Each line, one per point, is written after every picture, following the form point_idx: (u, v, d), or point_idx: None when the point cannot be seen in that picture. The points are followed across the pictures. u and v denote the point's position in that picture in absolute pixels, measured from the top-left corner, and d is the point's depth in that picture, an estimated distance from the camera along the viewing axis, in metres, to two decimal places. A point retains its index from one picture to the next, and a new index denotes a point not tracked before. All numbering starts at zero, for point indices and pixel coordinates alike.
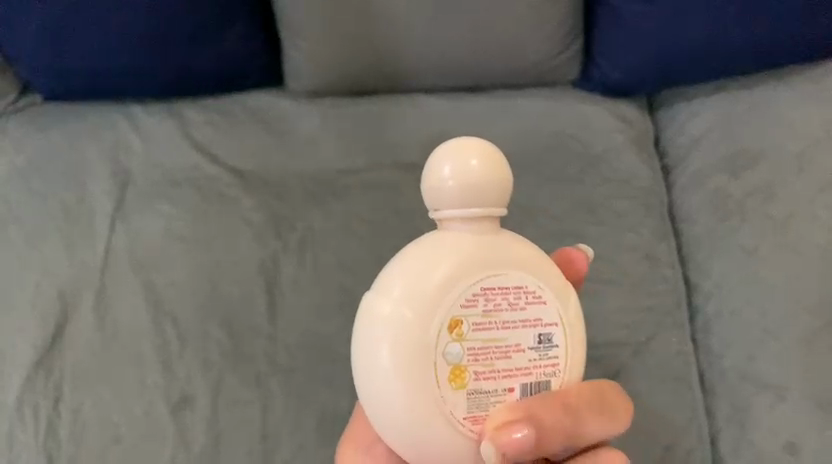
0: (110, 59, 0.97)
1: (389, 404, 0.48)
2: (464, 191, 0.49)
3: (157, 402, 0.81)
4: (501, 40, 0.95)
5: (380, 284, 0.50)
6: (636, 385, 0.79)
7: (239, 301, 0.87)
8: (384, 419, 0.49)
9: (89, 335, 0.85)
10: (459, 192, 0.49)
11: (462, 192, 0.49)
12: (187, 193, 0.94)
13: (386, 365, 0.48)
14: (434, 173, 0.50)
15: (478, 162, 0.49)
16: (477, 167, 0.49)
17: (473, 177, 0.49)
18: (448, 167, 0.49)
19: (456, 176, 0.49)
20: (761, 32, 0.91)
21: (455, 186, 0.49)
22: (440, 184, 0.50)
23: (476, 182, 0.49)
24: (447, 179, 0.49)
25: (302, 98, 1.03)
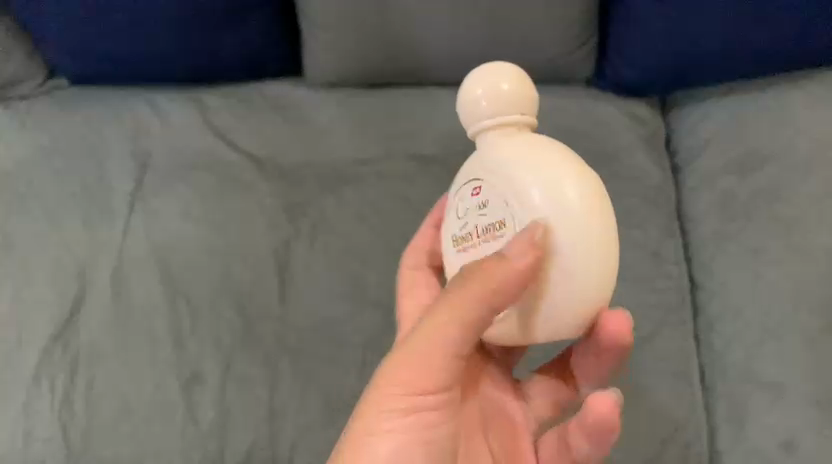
0: (134, 45, 1.00)
1: (585, 255, 0.49)
2: (498, 109, 0.54)
3: (168, 377, 0.83)
4: (521, 31, 0.95)
5: (540, 158, 0.51)
6: (636, 379, 0.81)
7: (251, 284, 0.89)
8: (573, 274, 0.50)
9: (105, 311, 0.87)
10: (492, 108, 0.54)
11: (497, 110, 0.54)
12: (204, 178, 0.97)
13: (585, 218, 0.50)
14: (468, 96, 0.55)
15: (508, 86, 0.55)
16: (508, 89, 0.54)
17: (504, 96, 0.54)
18: (480, 91, 0.55)
19: (489, 98, 0.54)
20: (774, 35, 0.91)
21: (488, 106, 0.54)
22: (475, 104, 0.55)
23: (508, 101, 0.54)
24: (482, 100, 0.55)
25: (319, 88, 1.05)
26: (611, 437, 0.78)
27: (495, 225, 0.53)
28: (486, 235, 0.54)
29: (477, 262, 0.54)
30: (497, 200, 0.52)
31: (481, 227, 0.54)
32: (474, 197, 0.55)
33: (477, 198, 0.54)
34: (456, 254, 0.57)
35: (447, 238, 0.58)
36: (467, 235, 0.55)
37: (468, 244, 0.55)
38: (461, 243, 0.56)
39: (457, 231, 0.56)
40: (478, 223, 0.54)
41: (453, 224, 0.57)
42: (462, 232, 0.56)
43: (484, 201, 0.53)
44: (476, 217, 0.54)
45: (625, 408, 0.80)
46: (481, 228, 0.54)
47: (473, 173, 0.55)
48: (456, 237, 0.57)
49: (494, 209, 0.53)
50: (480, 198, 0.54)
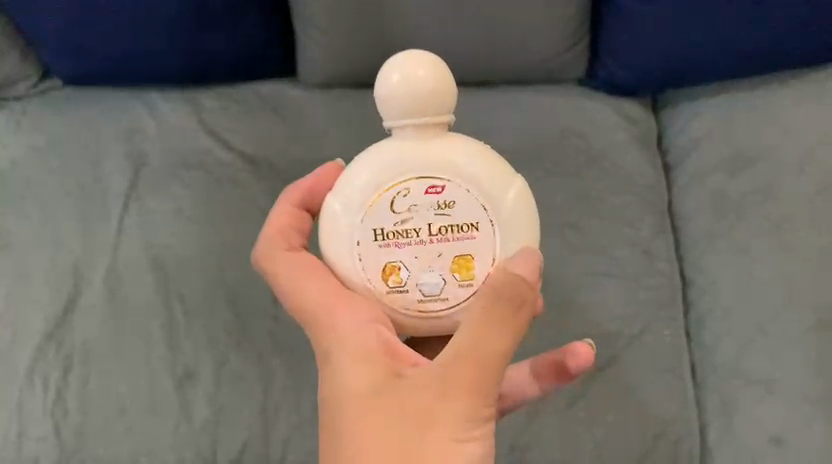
0: (129, 45, 1.00)
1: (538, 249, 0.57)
2: (410, 100, 0.53)
3: (162, 376, 0.84)
4: (521, 31, 0.96)
5: (498, 161, 0.55)
6: (627, 375, 0.81)
7: (245, 283, 0.89)
8: None
9: (98, 309, 0.88)
10: (410, 100, 0.53)
11: (409, 100, 0.53)
12: (199, 177, 0.97)
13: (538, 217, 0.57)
14: (385, 86, 0.53)
15: (425, 74, 0.53)
16: (427, 80, 0.52)
17: (422, 87, 0.52)
18: (396, 76, 0.53)
19: (403, 85, 0.52)
20: (764, 37, 0.92)
21: (402, 93, 0.53)
22: (392, 95, 0.53)
23: (423, 93, 0.52)
24: (399, 91, 0.53)
25: (314, 88, 1.05)
26: (600, 433, 0.79)
27: (464, 227, 0.53)
28: (444, 235, 0.53)
29: (420, 261, 0.53)
30: (468, 202, 0.53)
31: (438, 226, 0.53)
32: (428, 195, 0.53)
33: (434, 196, 0.53)
34: (376, 249, 0.54)
35: (363, 231, 0.54)
36: (404, 231, 0.53)
37: (404, 241, 0.53)
38: (393, 239, 0.53)
39: (386, 226, 0.54)
40: (433, 222, 0.53)
41: (381, 217, 0.53)
42: (398, 228, 0.53)
43: (448, 201, 0.53)
44: (433, 215, 0.53)
45: (617, 404, 0.80)
46: (438, 227, 0.53)
47: (427, 170, 0.53)
48: (382, 232, 0.54)
49: (463, 211, 0.53)
50: (441, 197, 0.53)
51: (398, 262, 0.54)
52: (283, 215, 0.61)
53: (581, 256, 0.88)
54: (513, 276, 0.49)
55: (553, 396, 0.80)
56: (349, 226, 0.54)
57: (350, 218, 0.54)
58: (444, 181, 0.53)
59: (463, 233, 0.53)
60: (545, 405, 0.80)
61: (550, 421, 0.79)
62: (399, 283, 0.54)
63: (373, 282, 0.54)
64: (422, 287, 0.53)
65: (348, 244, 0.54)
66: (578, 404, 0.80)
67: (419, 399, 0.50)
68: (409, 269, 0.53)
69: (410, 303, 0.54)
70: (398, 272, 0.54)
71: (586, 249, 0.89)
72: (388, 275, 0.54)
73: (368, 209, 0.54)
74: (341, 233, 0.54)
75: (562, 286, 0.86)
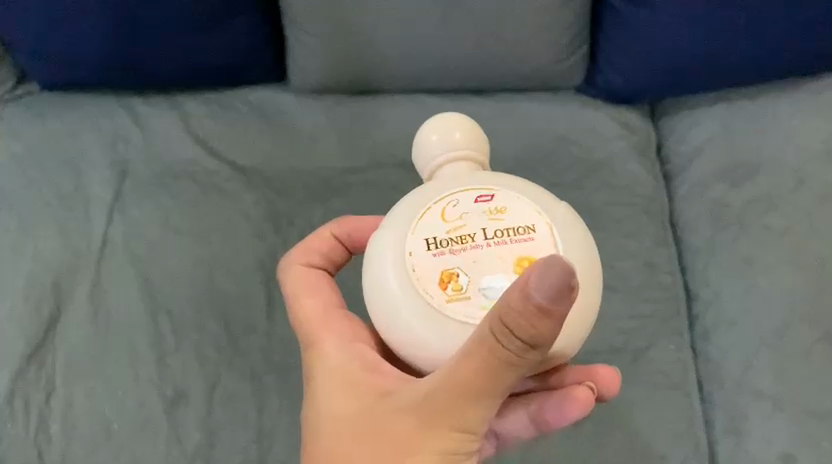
0: (109, 48, 0.96)
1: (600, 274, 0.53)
2: (448, 150, 0.57)
3: (152, 396, 0.80)
4: (521, 41, 0.94)
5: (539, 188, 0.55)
6: (631, 392, 0.79)
7: (236, 297, 0.86)
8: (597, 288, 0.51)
9: (83, 328, 0.84)
10: (448, 150, 0.57)
11: (449, 154, 0.56)
12: (186, 187, 0.94)
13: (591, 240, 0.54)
14: (424, 145, 0.58)
15: (459, 132, 0.57)
16: (458, 134, 0.57)
17: (457, 141, 0.57)
18: (435, 137, 0.57)
19: (442, 142, 0.57)
20: (766, 47, 0.91)
21: (444, 150, 0.57)
22: (431, 150, 0.57)
23: (460, 145, 0.57)
24: (437, 145, 0.57)
25: (306, 94, 1.03)
26: (607, 453, 0.76)
27: (520, 229, 0.51)
28: (501, 238, 0.50)
29: (479, 265, 0.49)
30: (521, 206, 0.52)
31: (492, 230, 0.51)
32: (478, 203, 0.52)
33: (484, 204, 0.52)
34: (431, 258, 0.50)
35: (416, 242, 0.51)
36: (458, 239, 0.50)
37: (459, 248, 0.50)
38: (446, 245, 0.50)
39: (439, 235, 0.51)
40: (488, 226, 0.51)
41: (432, 227, 0.51)
42: (453, 235, 0.51)
43: (500, 206, 0.52)
44: (484, 220, 0.51)
45: (623, 422, 0.78)
46: (494, 231, 0.51)
47: (475, 185, 0.53)
48: (436, 241, 0.51)
49: (516, 214, 0.51)
50: (490, 205, 0.52)
51: (457, 268, 0.49)
52: (320, 239, 0.63)
53: None
54: (525, 302, 0.40)
55: None
56: (398, 242, 0.51)
57: (401, 233, 0.51)
58: (494, 192, 0.53)
59: (519, 235, 0.50)
60: None
61: (556, 440, 0.77)
62: (460, 291, 0.49)
63: (431, 294, 0.49)
64: (485, 290, 0.48)
65: (398, 258, 0.50)
66: (584, 423, 0.78)
67: (392, 427, 0.49)
68: (468, 274, 0.49)
69: (475, 310, 0.48)
70: (457, 279, 0.49)
71: None
72: (445, 285, 0.49)
73: (418, 223, 0.51)
74: (389, 253, 0.51)
75: None
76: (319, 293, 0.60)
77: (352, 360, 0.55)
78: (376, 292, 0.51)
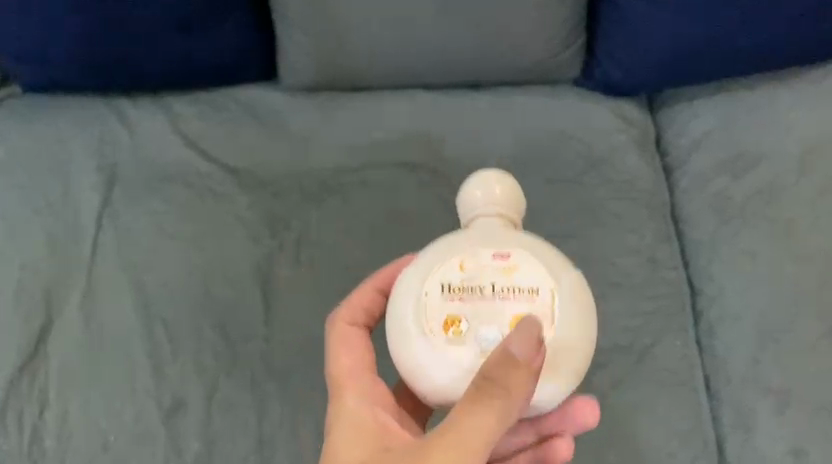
0: (96, 49, 0.94)
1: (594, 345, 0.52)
2: (487, 205, 0.56)
3: (148, 406, 0.78)
4: (518, 35, 0.93)
5: (560, 252, 0.53)
6: (638, 390, 0.78)
7: (232, 303, 0.84)
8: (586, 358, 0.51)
9: (76, 337, 0.81)
10: (487, 203, 0.56)
11: (486, 209, 0.56)
12: (178, 190, 0.92)
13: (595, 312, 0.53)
14: (466, 196, 0.57)
15: (501, 190, 0.57)
16: (498, 191, 0.56)
17: (497, 200, 0.56)
18: (479, 191, 0.56)
19: (483, 197, 0.56)
20: (765, 35, 0.91)
21: (483, 205, 0.56)
22: (471, 202, 0.57)
23: (498, 201, 0.56)
24: (478, 198, 0.56)
25: (297, 92, 1.00)
26: (616, 453, 0.75)
27: (526, 290, 0.50)
28: (507, 295, 0.50)
29: (482, 316, 0.49)
30: (533, 267, 0.51)
31: (501, 286, 0.50)
32: (495, 259, 0.51)
33: (500, 260, 0.51)
34: (441, 301, 0.50)
35: (433, 284, 0.51)
36: (470, 288, 0.50)
37: (469, 297, 0.50)
38: (458, 293, 0.50)
39: (454, 281, 0.51)
40: (497, 280, 0.50)
41: (450, 273, 0.51)
42: (465, 284, 0.50)
43: (512, 264, 0.51)
44: (496, 276, 0.50)
45: (632, 420, 0.76)
46: (501, 287, 0.50)
47: (498, 240, 0.52)
48: (450, 287, 0.51)
49: (527, 274, 0.50)
50: (506, 262, 0.51)
51: (461, 315, 0.49)
52: (363, 294, 0.60)
53: (583, 266, 0.85)
54: (505, 358, 0.46)
55: None
56: (417, 284, 0.52)
57: (421, 275, 0.52)
58: (512, 250, 0.52)
59: (524, 294, 0.50)
60: None
61: None
62: (459, 336, 0.49)
63: (432, 335, 0.50)
64: (483, 342, 0.49)
65: (415, 297, 0.51)
66: (592, 423, 0.76)
67: None
68: (470, 322, 0.49)
69: (470, 360, 0.49)
70: (459, 324, 0.49)
71: (590, 258, 0.86)
72: (448, 329, 0.49)
73: (438, 268, 0.51)
74: (407, 293, 0.52)
75: None
76: (356, 353, 0.58)
77: (369, 418, 0.55)
78: (392, 325, 0.52)
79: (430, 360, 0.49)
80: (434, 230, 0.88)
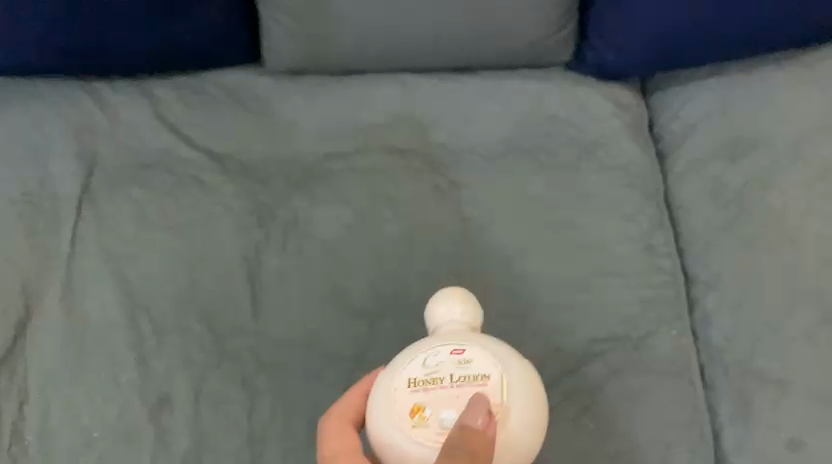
0: (72, 31, 0.90)
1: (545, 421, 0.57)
2: (451, 317, 0.63)
3: (133, 402, 0.75)
4: (509, 16, 0.91)
5: (511, 346, 0.60)
6: (636, 380, 0.76)
7: (219, 295, 0.81)
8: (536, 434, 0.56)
9: (57, 332, 0.78)
10: (450, 314, 0.63)
11: (448, 321, 0.62)
12: (161, 178, 0.89)
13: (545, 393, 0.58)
14: (433, 312, 0.64)
15: (459, 304, 0.63)
16: (458, 305, 0.63)
17: (458, 312, 0.63)
18: (442, 307, 0.63)
19: (447, 313, 0.63)
20: (760, 16, 0.89)
21: (448, 318, 0.63)
22: (437, 316, 0.63)
23: (460, 314, 0.63)
24: (442, 313, 0.63)
25: (282, 76, 0.97)
26: (614, 445, 0.73)
27: (478, 376, 0.56)
28: (462, 383, 0.56)
29: (442, 400, 0.56)
30: (484, 359, 0.57)
31: (457, 375, 0.56)
32: (452, 355, 0.58)
33: (457, 355, 0.57)
34: (408, 392, 0.56)
35: (399, 379, 0.57)
36: (431, 379, 0.57)
37: (431, 386, 0.56)
38: (421, 384, 0.56)
39: (418, 375, 0.57)
40: (454, 371, 0.57)
41: (414, 369, 0.57)
42: (427, 376, 0.57)
43: (467, 358, 0.57)
44: (453, 368, 0.57)
45: (630, 410, 0.75)
46: (458, 376, 0.56)
47: (455, 339, 0.59)
48: (415, 380, 0.57)
49: (479, 364, 0.57)
50: (461, 356, 0.57)
51: (424, 402, 0.56)
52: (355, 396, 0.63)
53: (578, 254, 0.84)
54: (465, 433, 0.51)
55: (562, 403, 0.75)
56: (387, 382, 0.58)
57: (392, 371, 0.58)
58: (466, 346, 0.58)
59: (475, 381, 0.56)
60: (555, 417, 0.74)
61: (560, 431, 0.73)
62: (423, 421, 0.55)
63: (400, 422, 0.55)
64: (444, 423, 0.55)
65: (386, 391, 0.57)
66: (588, 415, 0.74)
67: None
68: (432, 408, 0.55)
69: (432, 439, 0.54)
70: (423, 411, 0.55)
71: (585, 247, 0.84)
72: (414, 414, 0.55)
73: (404, 366, 0.58)
74: (381, 390, 0.58)
75: (563, 288, 0.82)
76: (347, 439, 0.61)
77: None
78: (370, 414, 0.58)
79: (400, 441, 0.55)
80: (426, 218, 0.86)
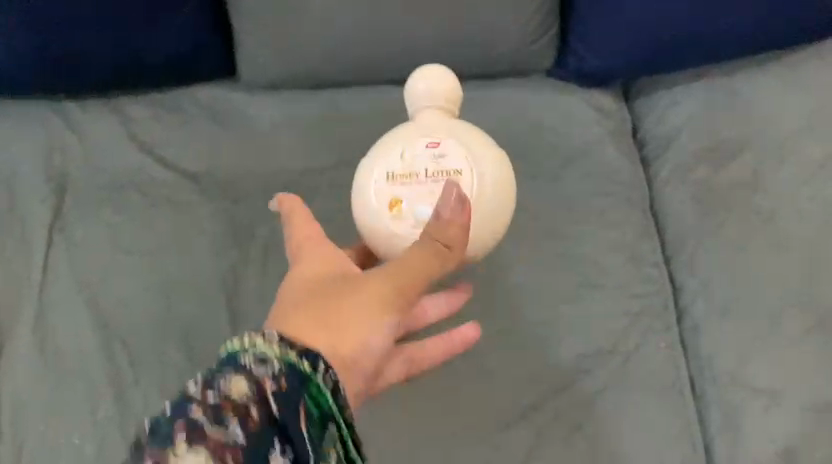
0: (39, 50, 0.87)
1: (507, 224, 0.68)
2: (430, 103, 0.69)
3: (111, 435, 0.73)
4: (488, 23, 0.89)
5: (482, 138, 0.68)
6: (625, 396, 0.75)
7: (197, 320, 0.79)
8: (500, 224, 0.66)
9: (30, 364, 0.76)
10: (423, 103, 0.69)
11: (421, 110, 0.69)
12: (134, 199, 0.86)
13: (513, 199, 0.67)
14: (411, 95, 0.70)
15: (436, 89, 0.69)
16: (443, 90, 0.69)
17: (429, 97, 0.69)
18: (420, 87, 0.69)
19: (423, 96, 0.69)
20: (744, 19, 0.88)
21: (423, 105, 0.69)
22: (413, 96, 0.70)
23: (440, 97, 0.69)
24: (416, 105, 0.69)
25: (258, 91, 0.95)
26: None
27: (451, 172, 0.64)
28: (437, 178, 0.64)
29: (419, 197, 0.63)
30: (456, 154, 0.64)
31: (431, 171, 0.64)
32: (427, 149, 0.65)
33: (432, 150, 0.65)
34: (386, 186, 0.65)
35: (378, 174, 0.66)
36: (407, 175, 0.64)
37: (406, 182, 0.64)
38: (399, 178, 0.65)
39: (394, 168, 0.65)
40: (429, 166, 0.64)
41: (391, 161, 0.65)
42: (403, 171, 0.65)
43: (441, 152, 0.65)
44: (427, 164, 0.64)
45: (620, 429, 0.74)
46: (432, 170, 0.64)
47: (428, 131, 0.66)
48: (392, 174, 0.65)
49: (452, 160, 0.64)
50: (436, 149, 0.65)
51: (400, 197, 0.64)
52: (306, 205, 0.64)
53: (564, 266, 0.82)
54: (438, 222, 0.55)
55: (551, 423, 0.74)
56: (366, 179, 0.67)
57: (368, 175, 0.66)
58: (441, 139, 0.66)
59: (447, 175, 0.63)
60: (545, 436, 0.73)
61: (551, 453, 0.72)
62: (400, 213, 0.64)
63: (383, 214, 0.64)
64: (418, 218, 0.63)
65: (368, 184, 0.66)
66: (579, 433, 0.73)
67: (335, 307, 0.53)
68: (407, 201, 0.64)
69: (407, 229, 0.63)
70: (400, 204, 0.64)
71: (571, 258, 0.83)
72: (391, 208, 0.64)
73: (386, 161, 0.66)
74: (362, 185, 0.67)
75: (549, 301, 0.80)
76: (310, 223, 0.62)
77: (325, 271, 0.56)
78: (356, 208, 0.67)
79: (387, 226, 0.64)
80: None
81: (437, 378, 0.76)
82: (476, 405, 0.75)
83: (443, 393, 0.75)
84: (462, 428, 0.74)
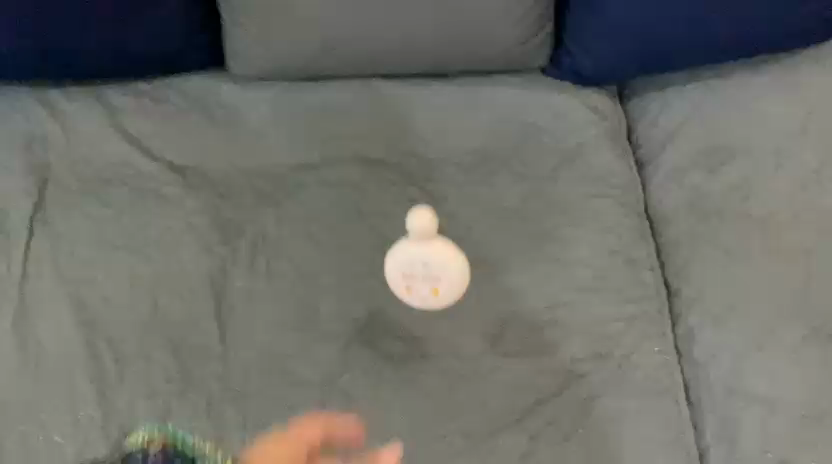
0: (21, 37, 0.84)
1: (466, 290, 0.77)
2: (408, 254, 0.73)
3: (94, 438, 0.70)
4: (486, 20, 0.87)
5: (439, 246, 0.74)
6: (619, 402, 0.74)
7: (184, 319, 0.77)
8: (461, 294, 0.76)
9: (10, 362, 0.73)
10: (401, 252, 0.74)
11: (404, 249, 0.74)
12: (119, 193, 0.84)
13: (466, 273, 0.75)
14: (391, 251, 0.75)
15: (410, 249, 0.73)
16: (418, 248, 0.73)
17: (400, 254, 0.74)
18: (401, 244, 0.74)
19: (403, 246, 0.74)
20: (742, 21, 0.87)
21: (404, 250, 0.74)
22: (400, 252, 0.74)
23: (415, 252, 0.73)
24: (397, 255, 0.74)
25: (247, 82, 0.92)
26: None
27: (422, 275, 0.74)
28: (415, 278, 0.74)
29: (409, 291, 0.76)
30: (427, 260, 0.73)
31: (410, 273, 0.74)
32: (404, 260, 0.74)
33: (408, 259, 0.73)
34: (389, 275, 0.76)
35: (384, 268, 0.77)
36: (398, 271, 0.75)
37: (398, 280, 0.75)
38: (394, 279, 0.76)
39: (389, 267, 0.75)
40: (410, 268, 0.74)
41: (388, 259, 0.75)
42: (394, 269, 0.75)
43: (416, 263, 0.73)
44: (406, 272, 0.74)
45: (614, 436, 0.73)
46: (412, 273, 0.74)
47: (406, 254, 0.73)
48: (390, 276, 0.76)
49: (422, 268, 0.74)
50: (411, 262, 0.74)
51: (400, 288, 0.76)
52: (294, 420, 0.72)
53: (558, 269, 0.81)
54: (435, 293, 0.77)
55: (544, 428, 0.73)
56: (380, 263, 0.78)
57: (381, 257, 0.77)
58: (415, 258, 0.73)
59: (423, 277, 0.74)
60: (539, 442, 0.72)
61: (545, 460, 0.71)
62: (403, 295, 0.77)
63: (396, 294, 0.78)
64: (414, 301, 0.76)
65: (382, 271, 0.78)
66: (573, 439, 0.72)
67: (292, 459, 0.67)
68: (405, 294, 0.76)
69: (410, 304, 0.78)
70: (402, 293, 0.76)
71: (565, 262, 0.82)
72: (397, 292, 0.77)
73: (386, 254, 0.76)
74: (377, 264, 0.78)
75: (543, 305, 0.79)
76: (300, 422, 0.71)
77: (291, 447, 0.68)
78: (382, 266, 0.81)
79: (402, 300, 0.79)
80: (401, 235, 0.83)
81: (429, 381, 0.75)
82: (469, 410, 0.74)
83: (436, 398, 0.74)
84: (455, 433, 0.72)
